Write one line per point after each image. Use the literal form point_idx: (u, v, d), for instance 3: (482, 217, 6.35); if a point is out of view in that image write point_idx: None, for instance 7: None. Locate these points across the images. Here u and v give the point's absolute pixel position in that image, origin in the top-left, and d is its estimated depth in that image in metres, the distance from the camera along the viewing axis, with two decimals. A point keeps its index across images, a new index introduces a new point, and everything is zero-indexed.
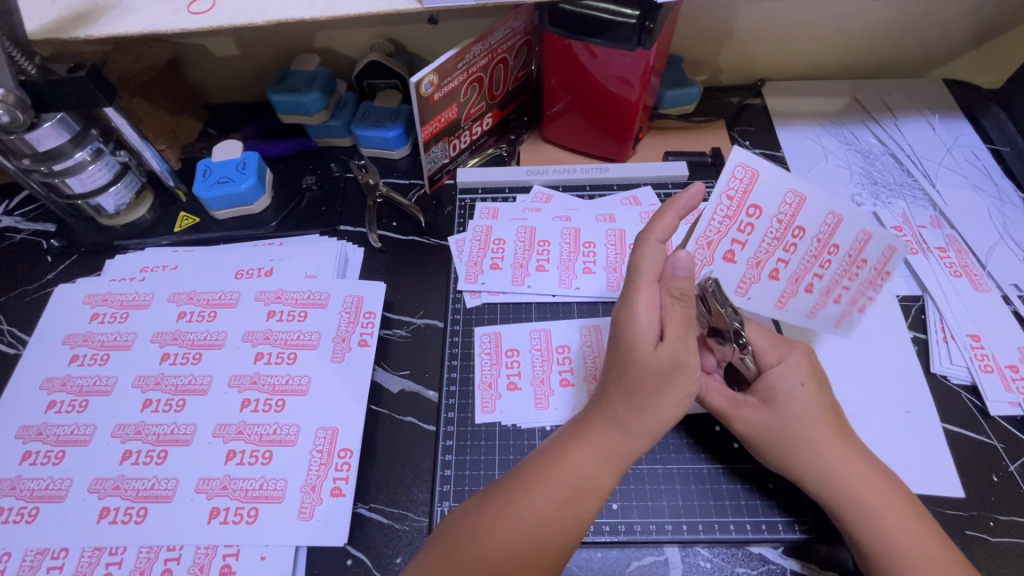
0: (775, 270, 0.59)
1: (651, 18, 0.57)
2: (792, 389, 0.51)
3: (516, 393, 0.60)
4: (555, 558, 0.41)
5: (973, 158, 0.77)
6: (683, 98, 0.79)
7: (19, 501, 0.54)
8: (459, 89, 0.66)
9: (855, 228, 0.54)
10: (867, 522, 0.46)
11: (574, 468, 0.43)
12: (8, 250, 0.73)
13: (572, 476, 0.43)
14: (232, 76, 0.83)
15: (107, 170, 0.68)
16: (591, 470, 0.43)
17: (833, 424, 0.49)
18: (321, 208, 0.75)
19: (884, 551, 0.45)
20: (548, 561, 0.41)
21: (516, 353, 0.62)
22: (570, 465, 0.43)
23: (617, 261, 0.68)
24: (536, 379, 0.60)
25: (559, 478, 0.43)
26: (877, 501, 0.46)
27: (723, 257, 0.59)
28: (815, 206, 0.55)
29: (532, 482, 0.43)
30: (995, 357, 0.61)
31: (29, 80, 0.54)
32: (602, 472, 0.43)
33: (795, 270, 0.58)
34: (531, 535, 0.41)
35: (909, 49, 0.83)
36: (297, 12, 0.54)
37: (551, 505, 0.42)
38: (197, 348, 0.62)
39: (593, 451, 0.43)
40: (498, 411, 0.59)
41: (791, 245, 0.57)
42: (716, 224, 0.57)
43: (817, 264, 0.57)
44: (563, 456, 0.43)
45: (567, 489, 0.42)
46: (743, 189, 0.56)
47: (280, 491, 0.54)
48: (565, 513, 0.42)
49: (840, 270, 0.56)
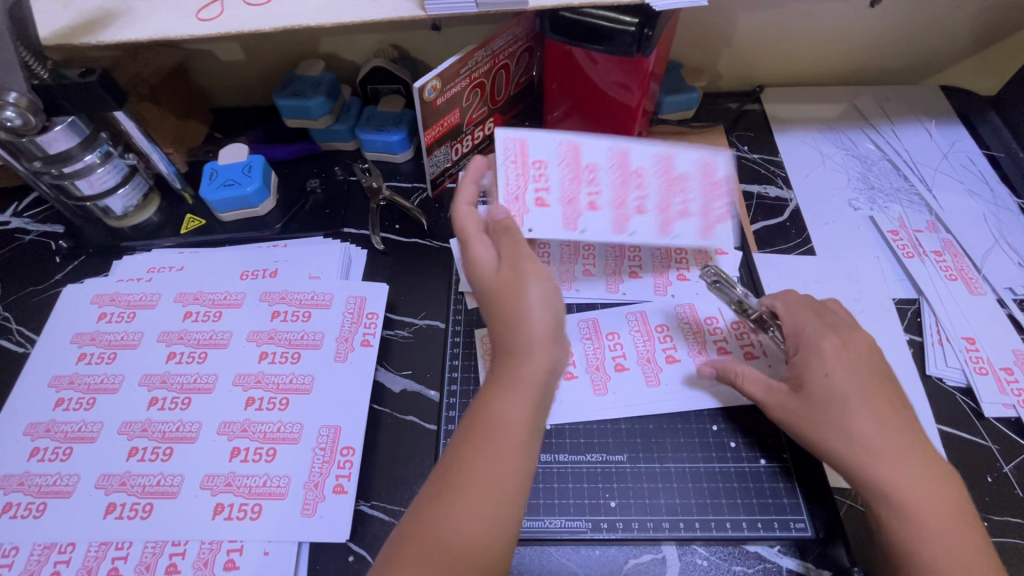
0: (637, 207, 0.58)
1: (649, 25, 0.59)
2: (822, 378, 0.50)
3: None
4: (506, 503, 0.40)
5: (969, 163, 0.78)
6: (682, 104, 0.80)
7: (27, 497, 0.55)
8: (462, 94, 0.68)
9: (651, 151, 0.60)
10: (900, 521, 0.44)
11: (490, 419, 0.43)
12: (17, 251, 0.75)
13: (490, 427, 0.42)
14: (238, 81, 0.84)
15: (115, 172, 0.69)
16: (507, 409, 0.43)
17: (868, 415, 0.48)
18: (325, 211, 0.76)
19: (906, 546, 0.44)
20: (501, 508, 0.40)
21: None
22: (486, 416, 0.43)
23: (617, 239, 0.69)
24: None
25: (481, 434, 0.42)
26: (915, 498, 0.45)
27: (536, 206, 0.58)
28: (595, 145, 0.60)
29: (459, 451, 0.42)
30: (990, 360, 0.62)
31: (42, 84, 0.56)
32: (519, 407, 0.43)
33: (614, 199, 0.59)
34: (470, 499, 0.40)
35: (906, 56, 0.84)
36: (304, 19, 0.56)
37: (483, 456, 0.41)
38: (202, 347, 0.63)
39: (506, 391, 0.43)
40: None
41: (625, 178, 0.59)
42: (537, 181, 0.58)
43: (641, 190, 0.59)
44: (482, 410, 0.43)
45: (490, 436, 0.42)
46: (520, 155, 0.59)
47: (284, 488, 0.55)
48: (495, 458, 0.41)
49: (658, 188, 0.59)
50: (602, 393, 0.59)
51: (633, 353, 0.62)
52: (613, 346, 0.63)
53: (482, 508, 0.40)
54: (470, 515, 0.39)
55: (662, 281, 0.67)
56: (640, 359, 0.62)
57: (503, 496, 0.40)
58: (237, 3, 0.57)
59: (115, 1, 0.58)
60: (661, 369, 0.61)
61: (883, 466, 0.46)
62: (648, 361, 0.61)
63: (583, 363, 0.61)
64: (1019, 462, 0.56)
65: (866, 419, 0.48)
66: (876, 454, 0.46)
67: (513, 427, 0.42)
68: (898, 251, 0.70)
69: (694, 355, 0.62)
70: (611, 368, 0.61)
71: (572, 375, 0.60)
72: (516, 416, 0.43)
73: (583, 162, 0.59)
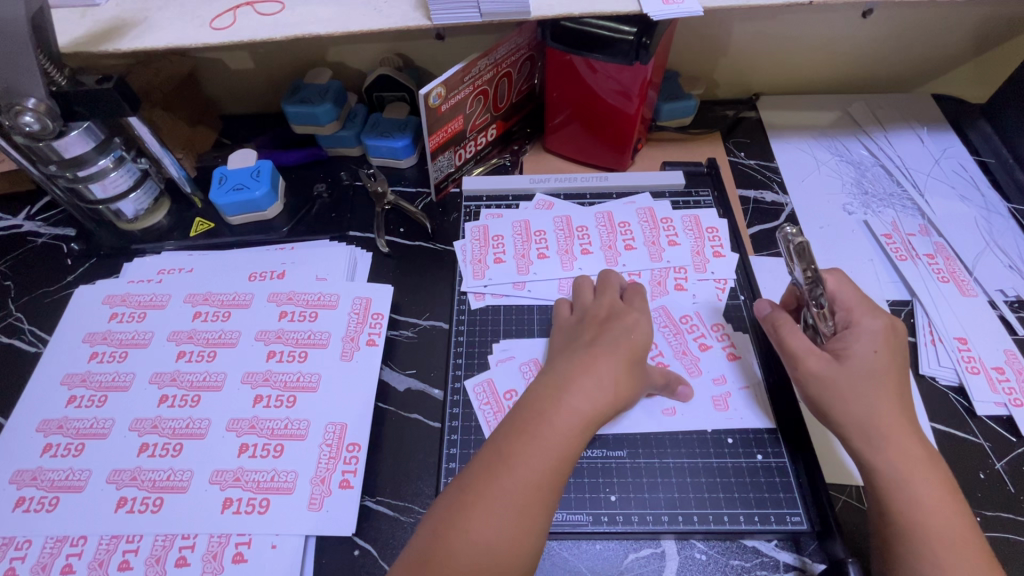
0: (626, 246, 0.72)
1: (647, 35, 0.61)
2: (869, 354, 0.51)
3: None
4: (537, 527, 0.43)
5: (960, 169, 0.80)
6: (680, 111, 0.82)
7: (40, 491, 0.56)
8: (465, 101, 0.70)
9: (633, 208, 0.76)
10: (898, 507, 0.45)
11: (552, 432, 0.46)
12: (29, 253, 0.76)
13: (549, 442, 0.46)
14: (246, 88, 0.87)
15: (128, 176, 0.71)
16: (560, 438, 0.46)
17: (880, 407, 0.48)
18: (331, 215, 0.78)
19: (898, 534, 0.45)
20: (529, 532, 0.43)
21: (515, 392, 0.61)
22: (548, 432, 0.46)
23: (611, 238, 0.73)
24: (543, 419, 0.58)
25: (538, 441, 0.45)
26: (913, 488, 0.46)
27: (495, 263, 0.71)
28: (580, 214, 0.76)
29: (513, 450, 0.45)
30: (981, 359, 0.63)
31: (60, 91, 0.57)
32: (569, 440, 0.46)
33: (604, 243, 0.72)
34: (518, 501, 0.43)
35: (897, 66, 0.87)
36: (313, 29, 0.58)
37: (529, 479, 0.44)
38: (211, 347, 0.64)
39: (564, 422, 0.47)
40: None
41: (619, 231, 0.73)
42: (521, 245, 0.73)
43: (623, 234, 0.73)
44: (544, 419, 0.47)
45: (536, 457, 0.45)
46: (484, 236, 0.74)
47: (291, 483, 0.56)
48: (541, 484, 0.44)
49: (643, 230, 0.73)
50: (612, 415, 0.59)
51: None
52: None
53: (523, 514, 0.43)
54: (513, 514, 0.43)
55: (661, 288, 0.68)
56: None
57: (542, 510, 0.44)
58: (249, 13, 0.59)
59: (130, 11, 0.60)
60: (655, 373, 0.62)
61: (885, 460, 0.47)
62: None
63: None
64: (1011, 459, 0.58)
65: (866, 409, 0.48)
66: (888, 450, 0.47)
67: (567, 455, 0.46)
68: (891, 253, 0.71)
69: (682, 357, 0.63)
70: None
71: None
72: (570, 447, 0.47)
73: (563, 222, 0.75)
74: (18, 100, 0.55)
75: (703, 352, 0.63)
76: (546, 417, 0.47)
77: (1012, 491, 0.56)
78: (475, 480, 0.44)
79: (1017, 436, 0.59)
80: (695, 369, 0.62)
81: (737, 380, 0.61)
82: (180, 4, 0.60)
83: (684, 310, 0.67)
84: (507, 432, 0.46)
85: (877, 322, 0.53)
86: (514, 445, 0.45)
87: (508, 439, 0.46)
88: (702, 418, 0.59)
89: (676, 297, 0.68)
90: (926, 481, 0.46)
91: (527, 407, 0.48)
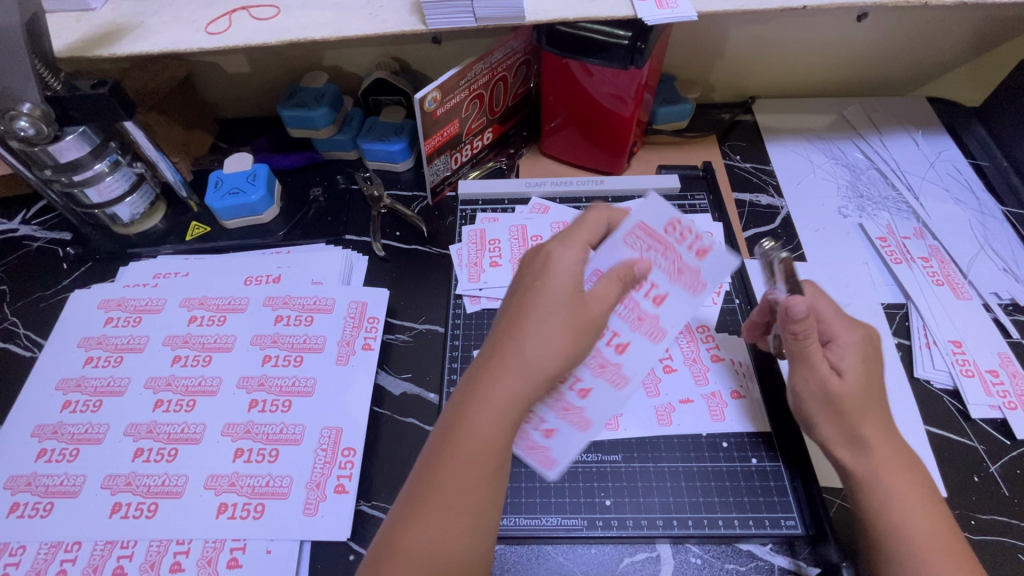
0: None
1: (642, 39, 0.61)
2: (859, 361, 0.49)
3: None
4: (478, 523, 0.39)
5: (955, 173, 0.80)
6: (676, 115, 0.83)
7: (34, 496, 0.56)
8: (461, 106, 0.70)
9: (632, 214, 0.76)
10: (891, 511, 0.46)
11: (473, 432, 0.40)
12: (25, 258, 0.76)
13: (469, 444, 0.39)
14: (242, 92, 0.87)
15: (123, 180, 0.71)
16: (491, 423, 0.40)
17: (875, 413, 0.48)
18: (327, 218, 0.78)
19: (890, 538, 0.45)
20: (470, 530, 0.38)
21: None
22: (469, 432, 0.40)
23: None
24: (560, 411, 0.50)
25: (460, 447, 0.39)
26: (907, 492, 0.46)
27: (491, 266, 0.71)
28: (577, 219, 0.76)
29: (435, 466, 0.39)
30: (976, 362, 0.63)
31: (54, 95, 0.58)
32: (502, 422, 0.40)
33: None
34: (449, 526, 0.38)
35: (892, 69, 0.87)
36: (309, 34, 0.58)
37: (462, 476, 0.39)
38: (207, 351, 0.64)
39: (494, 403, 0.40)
40: (558, 462, 0.48)
41: None
42: (517, 249, 0.73)
43: None
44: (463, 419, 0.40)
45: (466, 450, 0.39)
46: (481, 240, 0.74)
47: (286, 488, 0.56)
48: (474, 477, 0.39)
49: None
50: (623, 385, 0.51)
51: (621, 325, 0.54)
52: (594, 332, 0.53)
53: (458, 533, 0.38)
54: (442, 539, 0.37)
55: None
56: (631, 325, 0.54)
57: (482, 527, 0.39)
58: (245, 18, 0.59)
59: (126, 16, 0.60)
60: (657, 312, 0.54)
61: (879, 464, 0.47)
62: (636, 319, 0.54)
63: (585, 371, 0.51)
64: (1005, 463, 0.58)
65: (856, 412, 0.47)
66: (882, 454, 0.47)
67: (495, 449, 0.40)
68: (886, 257, 0.72)
69: (677, 277, 0.53)
70: (612, 355, 0.53)
71: (586, 389, 0.51)
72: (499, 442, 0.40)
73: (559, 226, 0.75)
74: (13, 105, 0.55)
75: (699, 260, 0.53)
76: (465, 414, 0.40)
77: (1007, 495, 0.56)
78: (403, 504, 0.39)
79: (1012, 440, 0.59)
80: (698, 287, 0.53)
81: (731, 386, 0.61)
82: (176, 8, 0.60)
83: (663, 219, 0.53)
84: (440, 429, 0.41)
85: (855, 332, 0.50)
86: (436, 458, 0.39)
87: (432, 454, 0.40)
88: (696, 421, 0.59)
89: (648, 209, 0.53)
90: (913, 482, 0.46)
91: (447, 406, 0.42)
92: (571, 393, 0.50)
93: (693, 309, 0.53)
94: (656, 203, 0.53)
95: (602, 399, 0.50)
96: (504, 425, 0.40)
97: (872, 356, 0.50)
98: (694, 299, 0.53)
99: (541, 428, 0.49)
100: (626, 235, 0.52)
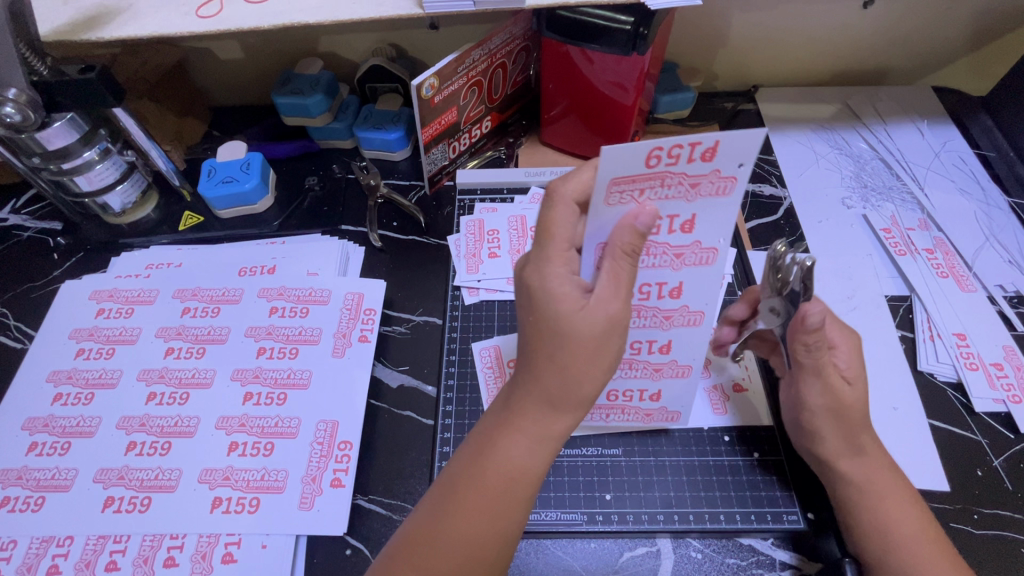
0: None
1: (645, 24, 0.60)
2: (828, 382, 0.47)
3: (662, 393, 0.55)
4: (502, 543, 0.41)
5: (960, 163, 0.79)
6: (678, 104, 0.81)
7: (25, 491, 0.55)
8: (460, 92, 0.68)
9: None
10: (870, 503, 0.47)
11: (501, 463, 0.41)
12: (14, 249, 0.75)
13: (498, 472, 0.41)
14: (236, 79, 0.85)
15: (114, 169, 0.69)
16: (516, 462, 0.42)
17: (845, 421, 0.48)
18: (322, 208, 0.76)
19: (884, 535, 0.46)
20: (498, 549, 0.41)
21: None
22: (500, 459, 0.41)
23: None
24: (653, 374, 0.54)
25: (486, 475, 0.41)
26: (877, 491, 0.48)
27: (490, 258, 0.71)
28: None
29: (462, 485, 0.42)
30: (981, 356, 0.62)
31: (41, 81, 0.56)
32: (527, 458, 0.42)
33: None
34: (473, 541, 0.40)
35: (900, 57, 0.85)
36: (303, 17, 0.56)
37: (483, 509, 0.41)
38: (201, 343, 0.63)
39: (521, 440, 0.42)
40: (680, 410, 0.56)
41: None
42: (516, 240, 0.72)
43: None
44: (489, 448, 0.42)
45: (486, 482, 0.41)
46: (479, 230, 0.73)
47: (281, 482, 0.55)
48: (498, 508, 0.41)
49: None
50: (701, 319, 0.50)
51: (662, 273, 0.47)
52: (641, 292, 0.48)
53: (484, 547, 0.40)
54: (474, 547, 0.40)
55: None
56: (673, 266, 0.47)
57: (510, 534, 0.41)
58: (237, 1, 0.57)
59: None
60: (693, 239, 0.45)
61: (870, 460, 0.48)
62: (674, 258, 0.46)
63: (654, 330, 0.51)
64: (1009, 457, 0.57)
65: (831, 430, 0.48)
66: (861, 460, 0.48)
67: (522, 476, 0.42)
68: (890, 249, 0.71)
69: (693, 193, 0.42)
70: (671, 302, 0.49)
71: (665, 343, 0.52)
72: (532, 460, 0.42)
73: None
74: None
75: (709, 163, 0.40)
76: (494, 443, 0.42)
77: (1010, 489, 0.55)
78: (434, 507, 0.42)
79: (1015, 434, 0.58)
80: (726, 188, 0.41)
81: (733, 380, 0.61)
82: None
83: (640, 157, 0.38)
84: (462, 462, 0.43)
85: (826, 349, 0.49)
86: (466, 480, 0.41)
87: (457, 474, 0.42)
88: (698, 415, 0.59)
89: (617, 160, 0.38)
90: (889, 483, 0.48)
91: (475, 435, 0.44)
92: (655, 354, 0.53)
93: (731, 209, 0.43)
94: (620, 151, 0.37)
95: (685, 342, 0.52)
96: (535, 453, 0.42)
97: (842, 371, 0.49)
98: (725, 200, 0.42)
99: (647, 395, 0.55)
100: (607, 197, 0.40)
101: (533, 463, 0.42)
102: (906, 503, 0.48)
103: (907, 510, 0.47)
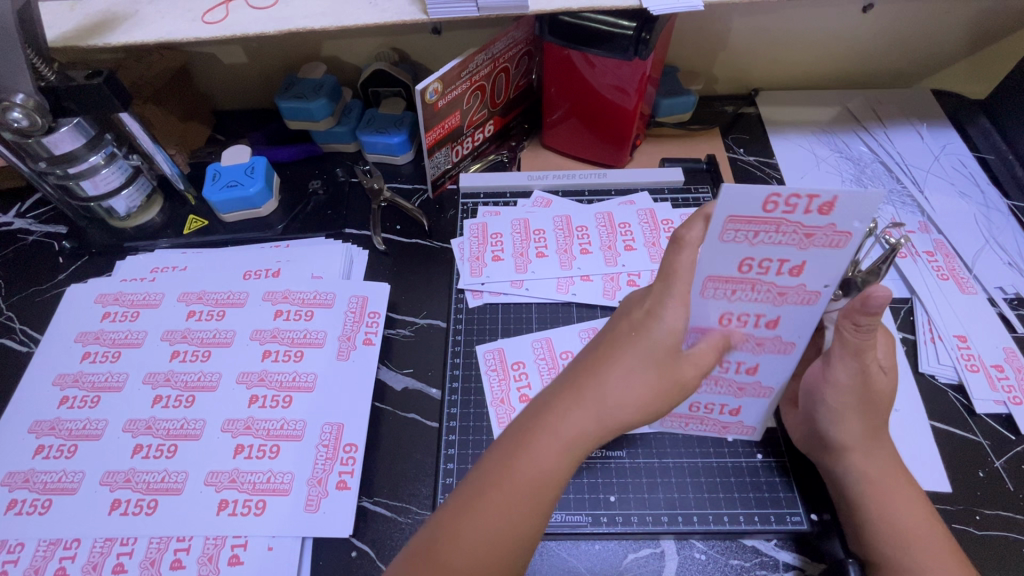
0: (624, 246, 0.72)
1: (646, 29, 0.61)
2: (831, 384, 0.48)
3: (741, 412, 0.55)
4: (512, 544, 0.41)
5: (960, 166, 0.79)
6: (679, 107, 0.82)
7: (32, 493, 0.55)
8: (462, 97, 0.69)
9: (635, 208, 0.75)
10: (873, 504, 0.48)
11: (534, 461, 0.42)
12: (19, 253, 0.75)
13: (527, 469, 0.41)
14: (240, 83, 0.85)
15: (120, 173, 0.70)
16: (548, 464, 0.42)
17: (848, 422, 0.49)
18: (326, 212, 0.77)
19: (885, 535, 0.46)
20: (507, 550, 0.40)
21: (522, 366, 0.63)
22: (531, 457, 0.42)
23: (611, 239, 0.73)
24: (736, 392, 0.53)
25: (517, 472, 0.41)
26: (880, 492, 0.48)
27: (492, 261, 0.71)
28: (579, 212, 0.75)
29: (489, 482, 0.41)
30: (981, 357, 0.63)
31: (48, 86, 0.56)
32: (557, 465, 0.42)
33: (603, 244, 0.72)
34: (486, 536, 0.40)
35: (899, 61, 0.86)
36: (309, 23, 0.57)
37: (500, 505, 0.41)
38: (206, 346, 0.64)
39: (558, 444, 0.42)
40: (754, 427, 0.56)
41: (622, 230, 0.73)
42: (518, 243, 0.72)
43: (620, 233, 0.73)
44: (530, 445, 0.42)
45: (513, 479, 0.41)
46: (482, 234, 0.73)
47: (287, 484, 0.55)
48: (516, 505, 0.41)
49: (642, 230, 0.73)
50: (793, 349, 0.47)
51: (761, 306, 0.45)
52: (737, 320, 0.46)
53: (494, 545, 0.40)
54: (488, 541, 0.40)
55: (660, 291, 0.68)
56: (773, 302, 0.44)
57: (519, 538, 0.41)
58: (242, 6, 0.58)
59: (122, 4, 0.58)
60: (799, 281, 0.42)
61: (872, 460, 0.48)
62: (775, 296, 0.44)
63: (744, 355, 0.49)
64: (1010, 458, 0.58)
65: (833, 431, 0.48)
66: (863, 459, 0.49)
67: (548, 479, 0.42)
68: (891, 251, 0.71)
69: (807, 241, 0.40)
70: (765, 332, 0.47)
71: (752, 366, 0.50)
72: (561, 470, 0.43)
73: (561, 222, 0.74)
74: (6, 96, 0.54)
75: (826, 217, 0.38)
76: (531, 441, 0.42)
77: (1012, 490, 0.56)
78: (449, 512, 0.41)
79: (1016, 435, 0.59)
80: (842, 240, 0.39)
81: None
82: None
83: (758, 200, 0.38)
84: (498, 456, 0.43)
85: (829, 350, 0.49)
86: (495, 477, 0.42)
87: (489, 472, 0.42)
88: None
89: (736, 199, 0.38)
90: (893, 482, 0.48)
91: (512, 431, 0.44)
92: (741, 374, 0.51)
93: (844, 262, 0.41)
94: (743, 189, 0.37)
95: (773, 368, 0.50)
96: (563, 461, 0.42)
97: None
98: (840, 252, 0.40)
99: (727, 409, 0.55)
100: (719, 234, 0.40)
101: (559, 470, 0.42)
102: (908, 503, 0.48)
103: (911, 510, 0.47)
